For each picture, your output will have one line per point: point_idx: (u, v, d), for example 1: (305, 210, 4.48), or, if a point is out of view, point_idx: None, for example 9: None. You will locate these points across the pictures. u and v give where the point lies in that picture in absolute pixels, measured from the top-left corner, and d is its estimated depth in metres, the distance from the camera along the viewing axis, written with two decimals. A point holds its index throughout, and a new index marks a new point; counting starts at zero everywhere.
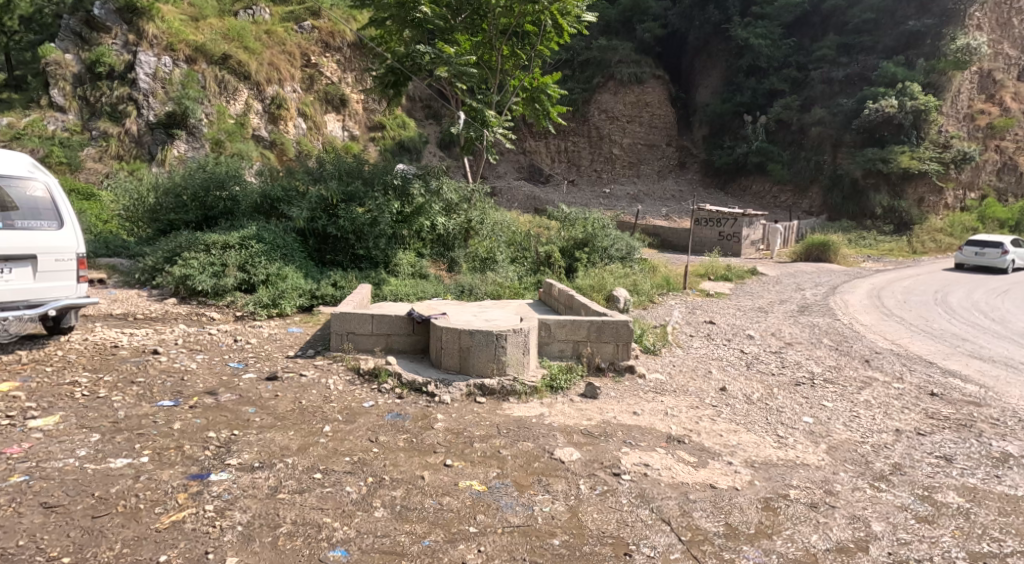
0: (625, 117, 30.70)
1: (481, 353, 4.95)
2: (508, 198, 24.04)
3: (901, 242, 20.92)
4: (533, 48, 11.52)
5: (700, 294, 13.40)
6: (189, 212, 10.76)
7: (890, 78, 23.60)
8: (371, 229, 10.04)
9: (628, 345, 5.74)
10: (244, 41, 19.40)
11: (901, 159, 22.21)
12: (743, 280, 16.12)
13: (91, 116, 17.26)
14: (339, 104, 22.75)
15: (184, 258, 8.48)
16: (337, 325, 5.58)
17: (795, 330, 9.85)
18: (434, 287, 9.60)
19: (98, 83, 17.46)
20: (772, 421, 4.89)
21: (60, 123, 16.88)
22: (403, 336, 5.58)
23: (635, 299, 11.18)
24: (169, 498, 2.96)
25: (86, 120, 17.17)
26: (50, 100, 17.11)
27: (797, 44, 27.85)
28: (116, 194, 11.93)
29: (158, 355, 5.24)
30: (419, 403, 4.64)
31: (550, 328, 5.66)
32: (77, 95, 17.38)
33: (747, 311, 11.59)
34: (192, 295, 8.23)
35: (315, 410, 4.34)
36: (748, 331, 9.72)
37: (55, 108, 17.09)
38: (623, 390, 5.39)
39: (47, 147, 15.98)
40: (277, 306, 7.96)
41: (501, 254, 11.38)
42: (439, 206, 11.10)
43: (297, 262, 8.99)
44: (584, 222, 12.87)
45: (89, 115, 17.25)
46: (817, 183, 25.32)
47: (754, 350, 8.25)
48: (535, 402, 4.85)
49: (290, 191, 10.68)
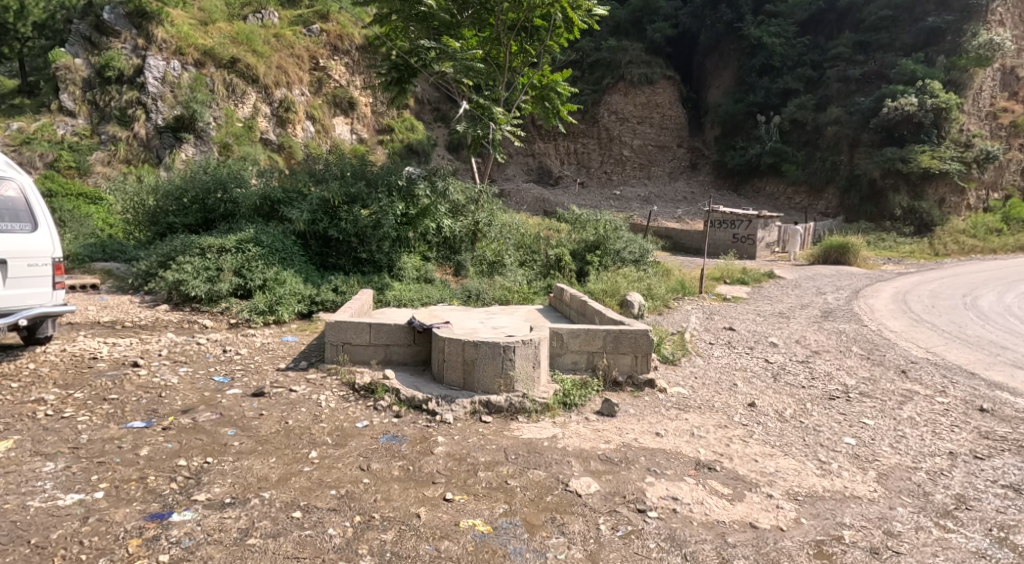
0: (635, 118, 30.19)
1: (487, 366, 4.50)
2: (518, 201, 23.62)
3: (921, 243, 20.33)
4: (543, 43, 11.08)
5: (717, 298, 12.89)
6: (190, 216, 10.46)
7: (909, 76, 22.99)
8: (374, 232, 9.68)
9: (647, 356, 5.28)
10: (253, 44, 19.06)
11: (922, 159, 21.49)
12: (760, 283, 15.60)
13: (101, 120, 17.05)
14: (348, 107, 22.49)
15: (178, 262, 8.11)
16: (332, 335, 5.16)
17: (820, 337, 9.35)
18: (441, 292, 9.21)
19: (108, 87, 17.22)
20: (810, 443, 4.44)
21: (69, 128, 16.65)
22: (403, 347, 5.16)
23: (650, 304, 10.73)
24: (119, 545, 2.57)
25: (96, 124, 16.95)
26: (60, 104, 16.91)
27: (812, 43, 27.25)
28: (119, 198, 11.64)
29: (137, 368, 4.83)
30: (419, 424, 4.20)
31: (563, 338, 5.21)
32: (87, 100, 17.18)
33: (768, 317, 11.07)
34: (186, 301, 7.87)
35: (303, 431, 3.91)
36: (770, 337, 9.22)
37: (65, 113, 16.89)
38: (643, 406, 4.94)
39: (56, 152, 15.78)
40: (274, 312, 7.57)
41: (509, 257, 10.97)
42: (445, 207, 10.68)
43: (297, 267, 8.60)
44: (596, 224, 12.41)
45: (99, 119, 17.05)
46: (834, 184, 24.69)
47: (780, 359, 7.76)
48: (547, 422, 4.40)
49: (291, 192, 10.29)
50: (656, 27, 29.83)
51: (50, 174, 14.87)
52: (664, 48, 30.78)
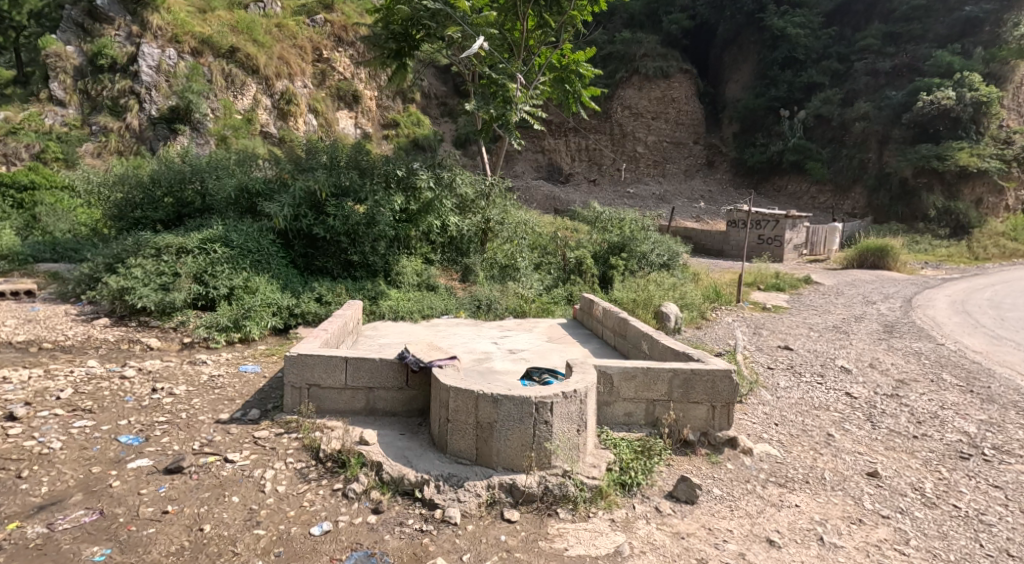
0: (650, 113, 28.57)
1: (510, 433, 3.05)
2: (527, 197, 22.13)
3: (961, 245, 18.79)
4: (564, 14, 9.46)
5: (755, 307, 11.38)
6: (161, 211, 9.07)
7: (945, 69, 21.35)
8: (367, 230, 8.23)
9: (728, 408, 3.86)
10: (254, 34, 17.67)
11: (960, 156, 19.85)
12: (797, 290, 14.12)
13: (92, 111, 15.71)
14: (352, 101, 20.93)
15: (126, 267, 6.69)
16: (292, 375, 3.79)
17: (896, 360, 7.81)
18: (444, 302, 7.77)
19: (100, 76, 15.86)
20: (995, 553, 3.04)
21: (58, 118, 15.35)
22: (392, 392, 3.81)
23: (685, 315, 9.28)
24: None
25: (87, 115, 15.62)
26: (49, 93, 15.60)
27: (838, 34, 25.55)
28: (91, 192, 10.23)
29: (10, 426, 3.46)
30: (408, 528, 2.81)
31: (612, 381, 3.82)
32: (78, 89, 15.84)
33: (823, 332, 9.56)
34: (132, 314, 6.44)
35: (220, 548, 2.60)
36: (837, 360, 7.73)
37: (54, 102, 15.57)
38: (730, 481, 3.52)
39: (43, 142, 14.46)
40: (239, 328, 6.17)
41: (524, 260, 9.47)
42: (452, 202, 9.25)
43: (273, 271, 7.17)
44: (620, 223, 10.92)
45: (90, 109, 15.72)
46: (862, 183, 22.99)
47: (864, 393, 6.22)
48: (601, 519, 2.99)
49: (272, 182, 8.79)
50: (672, 19, 28.16)
51: (33, 165, 13.57)
52: (680, 41, 29.15)
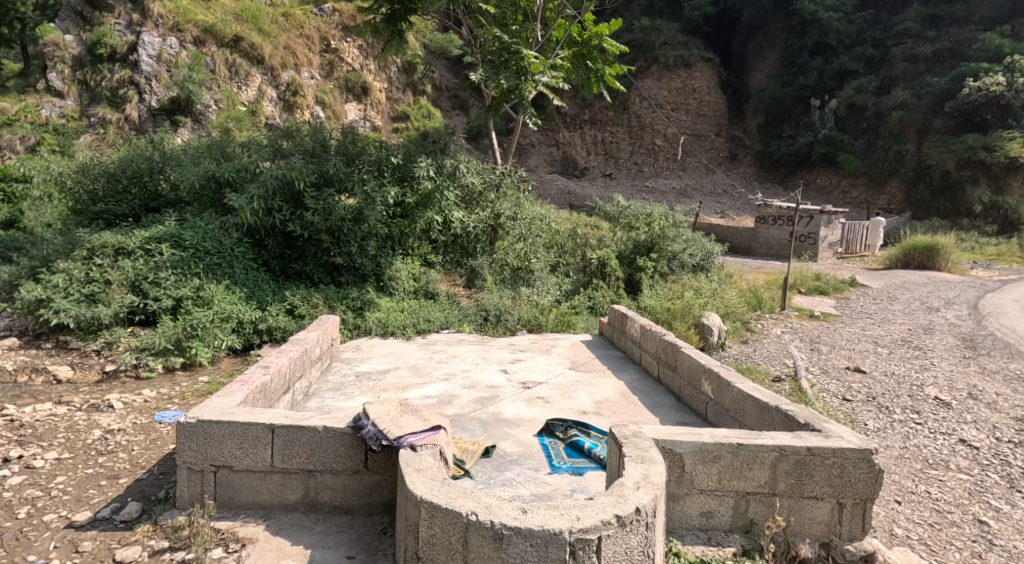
0: (670, 103, 26.88)
1: None
2: (541, 192, 20.67)
3: (1013, 243, 16.97)
4: None
5: (802, 315, 9.91)
6: (121, 206, 7.70)
7: (994, 52, 19.57)
8: (353, 227, 6.88)
9: (866, 505, 2.48)
10: (259, 23, 16.26)
11: (1010, 146, 18.00)
12: (841, 293, 12.59)
13: (91, 102, 14.58)
14: (361, 92, 19.36)
15: (46, 272, 5.35)
16: (188, 453, 2.45)
17: (999, 389, 6.29)
18: (444, 313, 6.42)
19: (98, 66, 14.68)
20: None
21: (56, 110, 14.31)
22: (342, 476, 2.49)
23: (728, 328, 7.85)
24: None
25: (86, 106, 14.52)
26: (47, 84, 14.59)
27: (873, 18, 23.74)
28: (57, 189, 8.98)
29: None
30: None
31: (685, 467, 2.46)
32: (77, 80, 14.74)
33: (891, 348, 8.07)
34: (52, 332, 5.15)
35: None
36: (923, 387, 6.23)
37: (52, 93, 14.54)
38: None
39: (38, 135, 13.64)
40: (182, 352, 4.90)
41: (539, 260, 8.14)
42: (455, 194, 7.87)
43: (237, 277, 5.83)
44: (647, 218, 9.50)
45: (89, 100, 14.60)
46: (900, 177, 21.18)
47: (983, 440, 4.76)
48: None
49: (244, 170, 7.37)
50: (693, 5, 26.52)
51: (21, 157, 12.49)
52: (702, 28, 27.47)
